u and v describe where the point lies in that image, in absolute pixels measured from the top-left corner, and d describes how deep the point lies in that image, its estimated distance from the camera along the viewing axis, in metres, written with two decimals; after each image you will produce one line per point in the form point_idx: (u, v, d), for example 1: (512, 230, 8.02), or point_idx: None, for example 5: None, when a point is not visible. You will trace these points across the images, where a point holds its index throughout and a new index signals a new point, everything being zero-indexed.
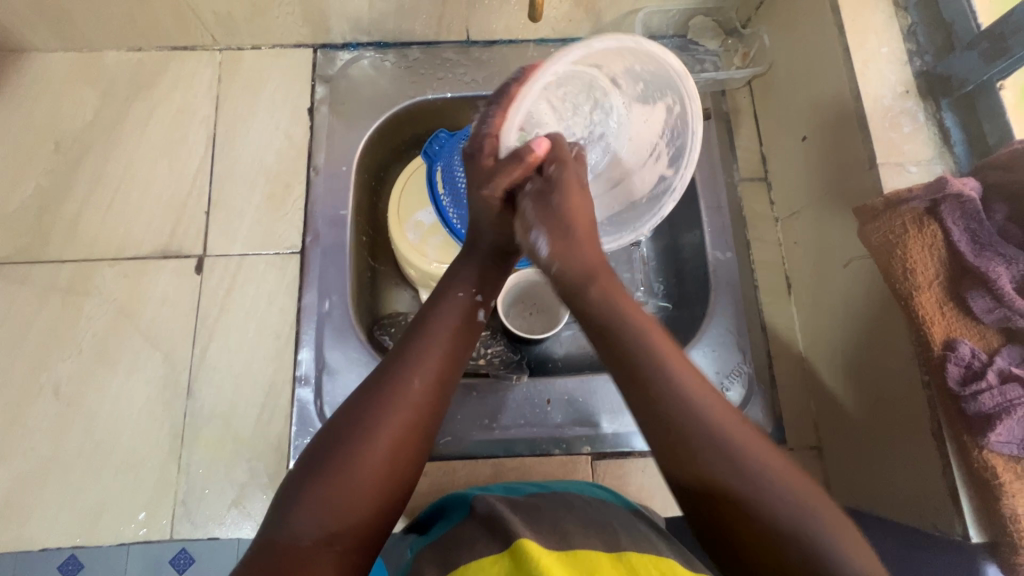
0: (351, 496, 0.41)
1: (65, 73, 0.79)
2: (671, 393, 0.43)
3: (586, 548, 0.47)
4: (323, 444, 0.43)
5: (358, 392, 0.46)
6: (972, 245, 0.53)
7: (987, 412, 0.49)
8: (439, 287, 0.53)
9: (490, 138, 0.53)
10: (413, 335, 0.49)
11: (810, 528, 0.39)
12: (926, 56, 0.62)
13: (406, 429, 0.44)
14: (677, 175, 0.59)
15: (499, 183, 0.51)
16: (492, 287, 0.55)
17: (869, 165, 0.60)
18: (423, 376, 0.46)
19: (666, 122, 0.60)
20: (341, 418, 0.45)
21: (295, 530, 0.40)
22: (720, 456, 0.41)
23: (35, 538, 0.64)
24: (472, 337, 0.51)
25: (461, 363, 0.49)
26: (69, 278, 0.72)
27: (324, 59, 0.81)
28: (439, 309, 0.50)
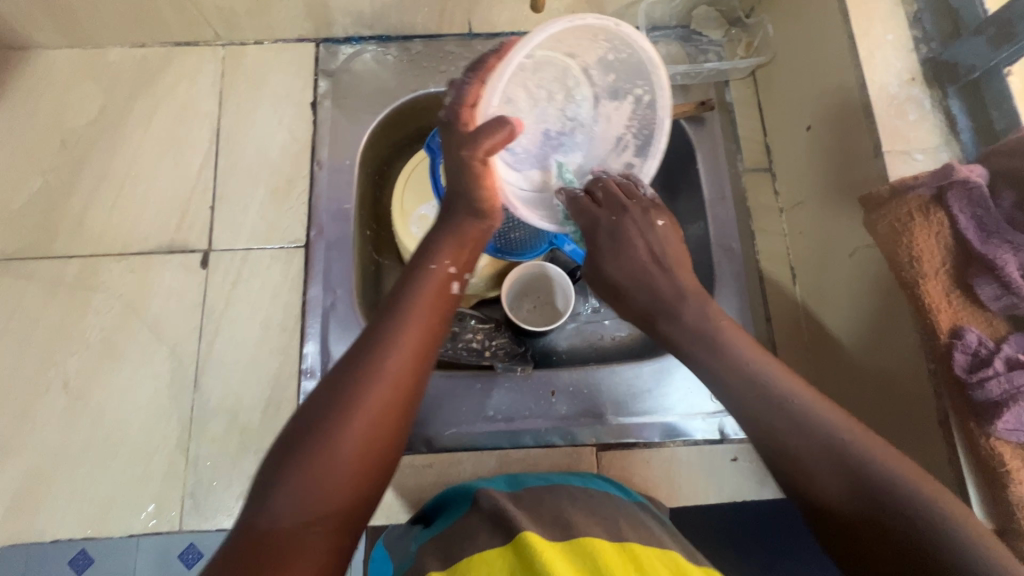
0: (328, 476, 0.41)
1: (71, 70, 0.79)
2: (727, 362, 0.49)
3: (589, 538, 0.47)
4: (300, 426, 0.42)
5: (334, 372, 0.45)
6: (979, 232, 0.52)
7: (995, 399, 0.48)
8: (413, 265, 0.51)
9: (466, 108, 0.55)
10: (387, 313, 0.47)
11: (876, 471, 0.40)
12: (933, 43, 0.61)
13: (382, 408, 0.43)
14: (641, 166, 0.61)
15: (478, 142, 0.51)
16: (466, 261, 0.54)
17: (874, 153, 0.60)
18: (397, 354, 0.45)
19: (633, 115, 0.61)
20: (317, 399, 0.44)
21: (271, 514, 0.39)
22: (778, 419, 0.45)
23: (46, 529, 0.65)
24: (446, 314, 0.50)
25: (437, 339, 0.48)
26: (76, 273, 0.73)
27: (327, 53, 0.81)
28: (413, 287, 0.49)
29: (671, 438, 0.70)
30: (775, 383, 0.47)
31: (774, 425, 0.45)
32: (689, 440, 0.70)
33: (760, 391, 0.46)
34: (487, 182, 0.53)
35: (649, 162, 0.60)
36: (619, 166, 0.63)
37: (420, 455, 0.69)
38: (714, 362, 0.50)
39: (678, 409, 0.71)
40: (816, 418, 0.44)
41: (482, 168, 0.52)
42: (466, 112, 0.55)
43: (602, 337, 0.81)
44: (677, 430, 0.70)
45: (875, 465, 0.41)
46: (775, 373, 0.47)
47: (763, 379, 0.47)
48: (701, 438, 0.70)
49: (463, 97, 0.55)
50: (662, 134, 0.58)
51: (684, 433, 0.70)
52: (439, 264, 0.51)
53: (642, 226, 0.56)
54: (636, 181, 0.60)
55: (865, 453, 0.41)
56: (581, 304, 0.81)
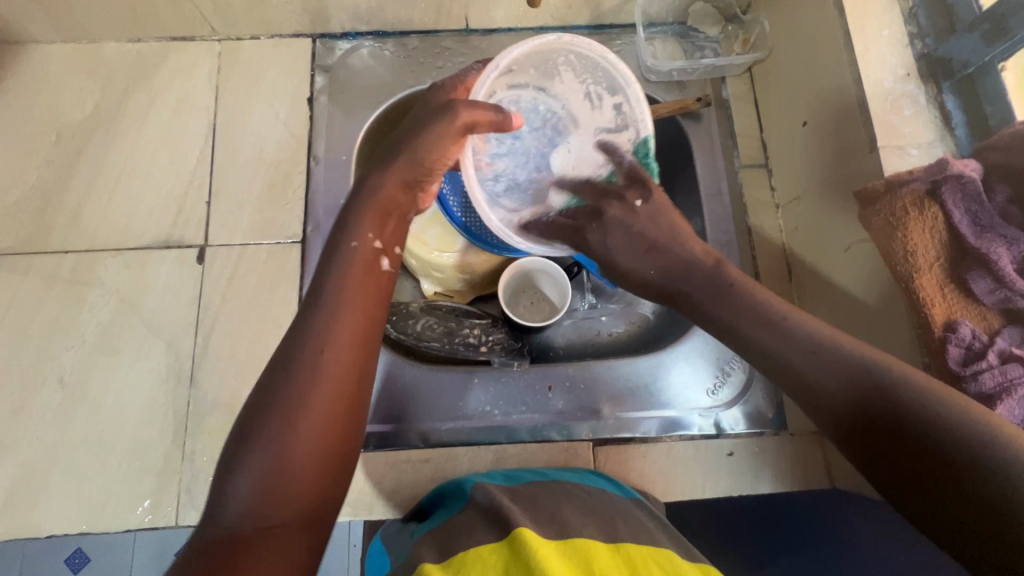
0: (283, 475, 0.38)
1: (65, 64, 0.79)
2: (756, 313, 0.48)
3: (583, 538, 0.48)
4: (243, 428, 0.40)
5: (270, 364, 0.42)
6: (972, 227, 0.53)
7: (988, 393, 0.49)
8: (334, 243, 0.47)
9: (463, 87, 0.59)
10: (315, 298, 0.44)
11: (901, 389, 0.40)
12: (928, 39, 0.61)
13: (327, 396, 0.40)
14: (629, 95, 0.61)
15: (463, 113, 0.52)
16: (395, 233, 0.50)
17: (870, 148, 0.60)
18: (336, 336, 0.42)
19: (580, 74, 0.63)
20: (256, 397, 0.41)
21: (230, 517, 0.37)
22: (807, 362, 0.44)
23: (41, 525, 0.65)
24: (381, 289, 0.47)
25: (376, 315, 0.45)
26: (71, 268, 0.72)
27: (323, 48, 0.81)
28: (339, 268, 0.46)
29: (668, 432, 0.71)
30: (811, 333, 0.45)
31: (797, 369, 0.45)
32: (685, 434, 0.71)
33: (786, 336, 0.46)
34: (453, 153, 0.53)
35: (632, 92, 0.61)
36: (610, 112, 0.64)
37: (417, 450, 0.69)
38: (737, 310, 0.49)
39: (674, 404, 0.71)
40: (843, 356, 0.43)
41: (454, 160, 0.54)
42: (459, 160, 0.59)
43: (598, 333, 0.81)
44: (673, 425, 0.71)
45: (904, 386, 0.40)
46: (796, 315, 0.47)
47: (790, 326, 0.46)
48: (697, 433, 0.71)
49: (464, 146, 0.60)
50: (619, 67, 0.60)
51: (680, 427, 0.71)
52: (363, 240, 0.48)
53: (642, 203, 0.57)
54: (636, 112, 0.61)
55: (885, 378, 0.41)
56: (578, 300, 0.82)
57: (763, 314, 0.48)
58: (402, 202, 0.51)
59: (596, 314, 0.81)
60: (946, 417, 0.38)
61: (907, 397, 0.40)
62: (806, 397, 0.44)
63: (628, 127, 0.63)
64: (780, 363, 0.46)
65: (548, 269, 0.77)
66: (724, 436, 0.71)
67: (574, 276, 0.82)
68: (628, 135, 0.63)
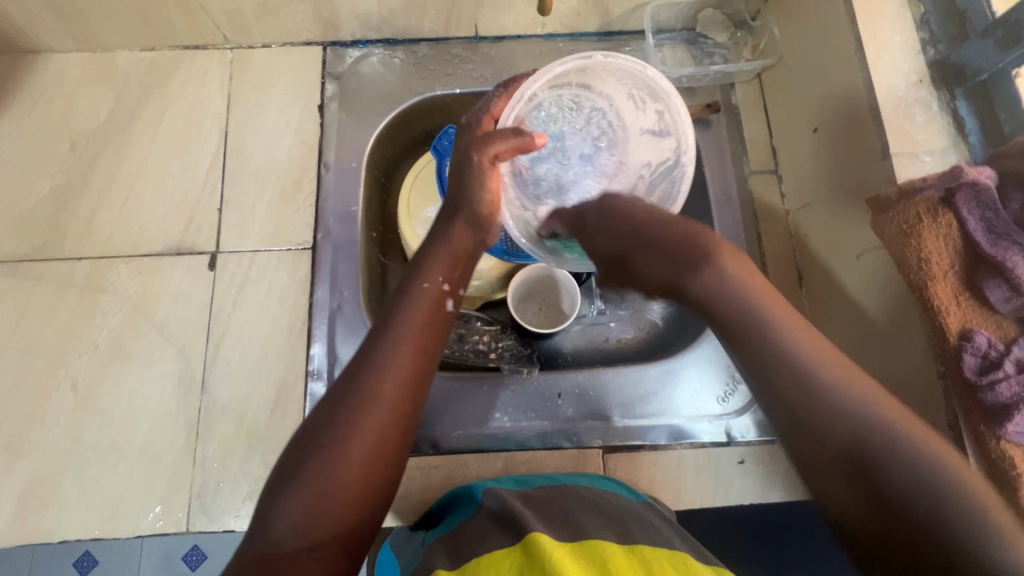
0: (326, 503, 0.42)
1: (79, 73, 0.80)
2: (749, 314, 0.44)
3: (600, 539, 0.47)
4: (299, 449, 0.44)
5: (332, 392, 0.46)
6: (988, 235, 0.52)
7: (1004, 402, 0.48)
8: (406, 281, 0.52)
9: (489, 117, 0.60)
10: (382, 332, 0.48)
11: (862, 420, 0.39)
12: (940, 45, 0.61)
13: (378, 431, 0.44)
14: (669, 105, 0.59)
15: (490, 146, 0.56)
16: (459, 277, 0.55)
17: (882, 155, 0.60)
18: (394, 372, 0.46)
19: (622, 84, 0.61)
20: (315, 421, 0.45)
21: (274, 538, 0.41)
22: (790, 379, 0.42)
23: (54, 530, 0.65)
24: (441, 329, 0.51)
25: (432, 356, 0.49)
26: (85, 274, 0.73)
27: (334, 56, 0.81)
28: (405, 306, 0.50)
29: (678, 441, 0.70)
30: (796, 347, 0.43)
31: (781, 382, 0.42)
32: (695, 442, 0.70)
33: (772, 349, 0.43)
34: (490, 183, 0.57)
35: (673, 103, 0.58)
36: (653, 116, 0.62)
37: (426, 457, 0.69)
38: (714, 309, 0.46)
39: (685, 411, 0.71)
40: (823, 380, 0.41)
41: (490, 168, 0.56)
42: (487, 120, 0.59)
43: (607, 339, 0.81)
44: (683, 433, 0.70)
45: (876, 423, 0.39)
46: (791, 325, 0.44)
47: (781, 340, 0.43)
48: (707, 441, 0.70)
49: (487, 108, 0.60)
50: (659, 80, 0.58)
51: (690, 435, 0.70)
52: (432, 282, 0.52)
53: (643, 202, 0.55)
54: (677, 121, 0.59)
55: (870, 422, 0.39)
56: (586, 306, 0.81)
57: (754, 325, 0.44)
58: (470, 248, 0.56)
59: (605, 320, 0.81)
60: (909, 455, 0.38)
61: (876, 442, 0.39)
62: (781, 407, 0.42)
63: (671, 132, 0.60)
64: (763, 372, 0.43)
65: (557, 275, 0.76)
66: (735, 444, 0.70)
67: (583, 282, 0.81)
68: (668, 141, 0.61)
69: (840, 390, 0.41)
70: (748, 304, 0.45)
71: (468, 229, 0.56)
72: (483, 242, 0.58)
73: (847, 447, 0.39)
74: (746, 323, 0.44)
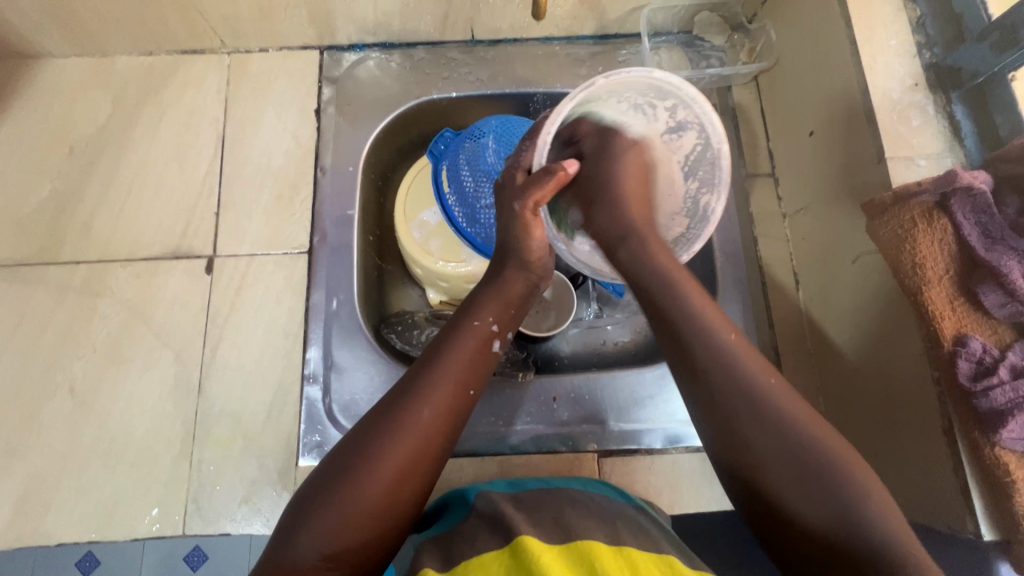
0: (350, 526, 0.42)
1: (78, 78, 0.81)
2: (698, 330, 0.47)
3: (587, 540, 0.47)
4: (330, 469, 0.45)
5: (371, 415, 0.48)
6: (983, 239, 0.52)
7: (999, 408, 0.48)
8: (458, 316, 0.54)
9: (522, 171, 0.58)
10: (427, 364, 0.50)
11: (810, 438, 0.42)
12: (936, 49, 0.61)
13: (412, 460, 0.45)
14: (684, 99, 0.56)
15: (529, 194, 0.55)
16: (509, 319, 0.57)
17: (877, 159, 0.59)
18: (434, 404, 0.48)
19: (626, 92, 0.58)
20: (352, 443, 0.46)
21: (296, 552, 0.42)
22: (737, 392, 0.44)
23: (52, 533, 0.66)
24: (485, 368, 0.53)
25: (471, 393, 0.51)
26: (83, 278, 0.74)
27: (331, 60, 0.82)
28: (454, 340, 0.52)
29: (673, 445, 0.70)
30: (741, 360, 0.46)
31: (736, 395, 0.44)
32: (690, 446, 0.70)
33: (724, 363, 0.45)
34: (536, 233, 0.57)
35: (690, 95, 0.55)
36: (668, 113, 0.60)
37: None
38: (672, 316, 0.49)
39: (680, 415, 0.70)
40: (774, 399, 0.44)
41: (533, 218, 0.56)
42: (519, 172, 0.58)
43: (604, 342, 0.81)
44: (679, 437, 0.70)
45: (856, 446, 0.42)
46: (741, 350, 0.46)
47: (733, 358, 0.46)
48: (703, 444, 0.70)
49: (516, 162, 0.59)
50: (669, 80, 0.54)
51: (685, 439, 0.70)
52: (483, 320, 0.54)
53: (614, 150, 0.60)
54: (697, 115, 0.57)
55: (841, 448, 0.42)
56: (583, 308, 0.82)
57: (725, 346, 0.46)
58: (524, 289, 0.58)
59: (602, 323, 0.81)
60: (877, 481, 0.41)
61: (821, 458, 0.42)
62: (721, 420, 0.44)
63: (693, 125, 0.58)
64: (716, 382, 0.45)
65: (557, 281, 0.78)
66: None
67: (580, 285, 0.81)
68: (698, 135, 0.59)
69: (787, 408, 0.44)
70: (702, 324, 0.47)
71: (521, 273, 0.57)
72: (535, 285, 0.59)
73: (792, 463, 0.42)
74: (696, 342, 0.47)
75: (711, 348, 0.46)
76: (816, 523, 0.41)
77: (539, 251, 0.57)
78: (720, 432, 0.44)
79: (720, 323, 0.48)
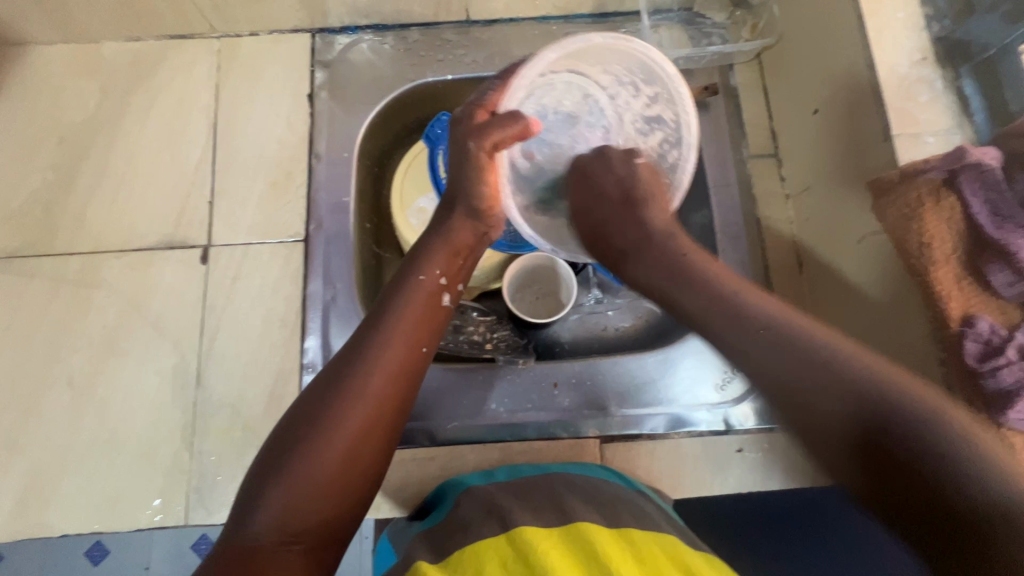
0: (308, 498, 0.42)
1: (66, 65, 0.79)
2: (744, 321, 0.45)
3: (588, 522, 0.47)
4: (284, 441, 0.44)
5: (319, 382, 0.47)
6: (993, 218, 0.50)
7: (1006, 388, 0.47)
8: (402, 274, 0.53)
9: (483, 109, 0.55)
10: (373, 326, 0.49)
11: (898, 412, 0.37)
12: (944, 21, 0.59)
13: (366, 425, 0.45)
14: (669, 93, 0.56)
15: (489, 135, 0.52)
16: (457, 272, 0.56)
17: (883, 136, 0.57)
18: (383, 366, 0.47)
19: (616, 65, 0.57)
20: (302, 412, 0.45)
21: (255, 530, 0.41)
22: (800, 374, 0.41)
23: (55, 525, 0.66)
24: (435, 324, 0.52)
25: (424, 352, 0.50)
26: (78, 269, 0.73)
27: (323, 44, 0.80)
28: (399, 300, 0.51)
29: (675, 429, 0.70)
30: (770, 322, 0.44)
31: (770, 354, 0.43)
32: (693, 431, 0.70)
33: (775, 348, 0.42)
34: (490, 178, 0.54)
35: (676, 91, 0.55)
36: (647, 100, 0.59)
37: (422, 448, 0.69)
38: (712, 311, 0.47)
39: (683, 399, 0.70)
40: (817, 348, 0.41)
41: (489, 160, 0.53)
42: (483, 112, 0.55)
43: (605, 328, 0.80)
44: (682, 421, 0.70)
45: (905, 396, 0.38)
46: (774, 313, 0.44)
47: (792, 341, 0.42)
48: (705, 429, 0.70)
49: (482, 99, 0.55)
50: (659, 68, 0.55)
51: (688, 423, 0.70)
52: (429, 275, 0.53)
53: (621, 157, 0.57)
54: (678, 109, 0.56)
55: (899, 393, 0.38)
56: (583, 295, 0.81)
57: (753, 321, 0.44)
58: (470, 241, 0.57)
59: (603, 310, 0.80)
60: (952, 439, 0.36)
61: (882, 409, 0.38)
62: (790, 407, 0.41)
63: (670, 123, 0.58)
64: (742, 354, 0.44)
65: (556, 266, 0.75)
66: (734, 432, 0.70)
67: (579, 271, 0.80)
68: (670, 133, 0.59)
69: (852, 363, 0.40)
70: (745, 307, 0.46)
71: (467, 222, 0.57)
72: (484, 235, 0.59)
73: (877, 439, 0.38)
74: (729, 319, 0.45)
75: (730, 325, 0.45)
76: (906, 491, 0.37)
77: (493, 201, 0.56)
78: (799, 419, 0.41)
79: (748, 291, 0.47)
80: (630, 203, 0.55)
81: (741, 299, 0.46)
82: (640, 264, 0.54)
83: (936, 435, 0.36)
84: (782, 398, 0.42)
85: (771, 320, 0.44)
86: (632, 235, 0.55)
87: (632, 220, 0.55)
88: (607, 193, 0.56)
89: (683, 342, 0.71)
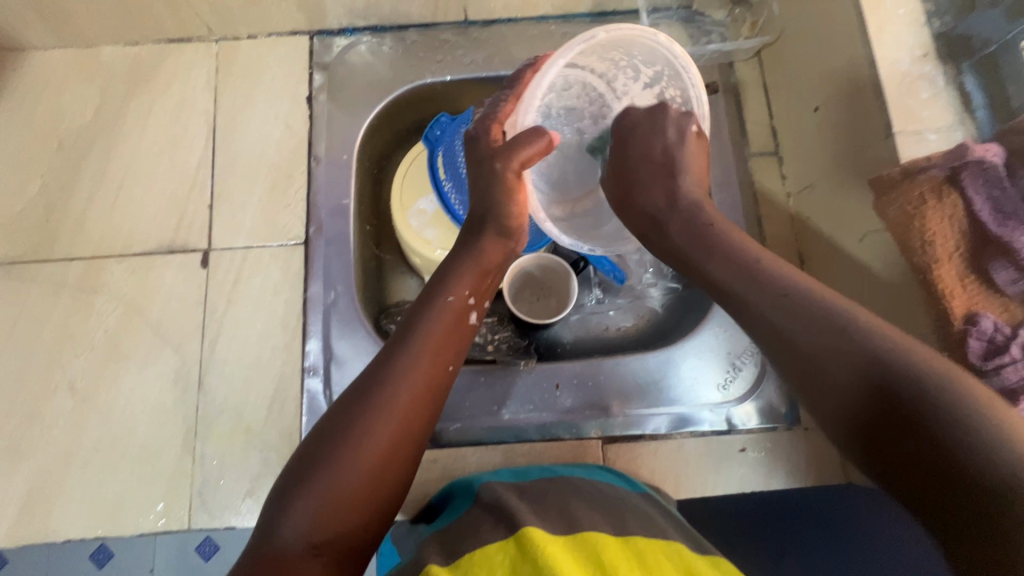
0: (334, 512, 0.42)
1: (65, 70, 0.79)
2: (755, 282, 0.45)
3: (592, 532, 0.47)
4: (311, 454, 0.44)
5: (348, 396, 0.47)
6: (995, 215, 0.50)
7: (1011, 387, 0.47)
8: (432, 290, 0.53)
9: (498, 124, 0.56)
10: (400, 342, 0.49)
11: (895, 368, 0.36)
12: (945, 17, 0.58)
13: (392, 441, 0.45)
14: (674, 69, 0.56)
15: (515, 155, 0.52)
16: (485, 289, 0.56)
17: (886, 133, 0.57)
18: (410, 383, 0.47)
19: (614, 53, 0.56)
20: (330, 424, 0.45)
21: (282, 541, 0.41)
22: (800, 328, 0.41)
23: (59, 530, 0.66)
24: (461, 341, 0.52)
25: (449, 369, 0.50)
26: (79, 275, 0.73)
27: (321, 46, 0.80)
28: (429, 316, 0.51)
29: (679, 429, 0.69)
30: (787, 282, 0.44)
31: (784, 312, 0.42)
32: (697, 431, 0.70)
33: (784, 308, 0.42)
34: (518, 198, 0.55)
35: (684, 68, 0.55)
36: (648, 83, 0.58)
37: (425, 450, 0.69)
38: (723, 278, 0.47)
39: (687, 400, 0.70)
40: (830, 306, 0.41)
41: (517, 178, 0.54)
42: (496, 126, 0.56)
43: (607, 328, 0.80)
44: (685, 422, 0.70)
45: (905, 353, 0.36)
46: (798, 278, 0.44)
47: (811, 306, 0.41)
48: (709, 429, 0.70)
49: (494, 113, 0.57)
50: (663, 49, 0.54)
51: (692, 424, 0.70)
52: (458, 294, 0.53)
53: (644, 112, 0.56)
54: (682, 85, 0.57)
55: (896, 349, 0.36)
56: (585, 295, 0.80)
57: (773, 282, 0.44)
58: (499, 258, 0.57)
59: (604, 309, 0.80)
60: (951, 399, 0.33)
61: (876, 363, 0.37)
62: (806, 380, 0.40)
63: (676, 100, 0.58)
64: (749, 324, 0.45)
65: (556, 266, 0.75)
66: (736, 431, 0.69)
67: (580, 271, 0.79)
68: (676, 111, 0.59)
69: (859, 320, 0.39)
70: (764, 274, 0.45)
71: (499, 241, 0.57)
72: (512, 251, 0.59)
73: (862, 393, 0.37)
74: (732, 278, 0.46)
75: (742, 300, 0.45)
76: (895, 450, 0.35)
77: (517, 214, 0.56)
78: (796, 370, 0.41)
79: (759, 250, 0.47)
80: (661, 169, 0.54)
81: (760, 261, 0.46)
82: (664, 235, 0.52)
83: (930, 393, 0.34)
84: (790, 358, 0.41)
85: (784, 277, 0.44)
86: (655, 204, 0.53)
87: (659, 184, 0.54)
88: (637, 153, 0.55)
89: (686, 343, 0.71)
